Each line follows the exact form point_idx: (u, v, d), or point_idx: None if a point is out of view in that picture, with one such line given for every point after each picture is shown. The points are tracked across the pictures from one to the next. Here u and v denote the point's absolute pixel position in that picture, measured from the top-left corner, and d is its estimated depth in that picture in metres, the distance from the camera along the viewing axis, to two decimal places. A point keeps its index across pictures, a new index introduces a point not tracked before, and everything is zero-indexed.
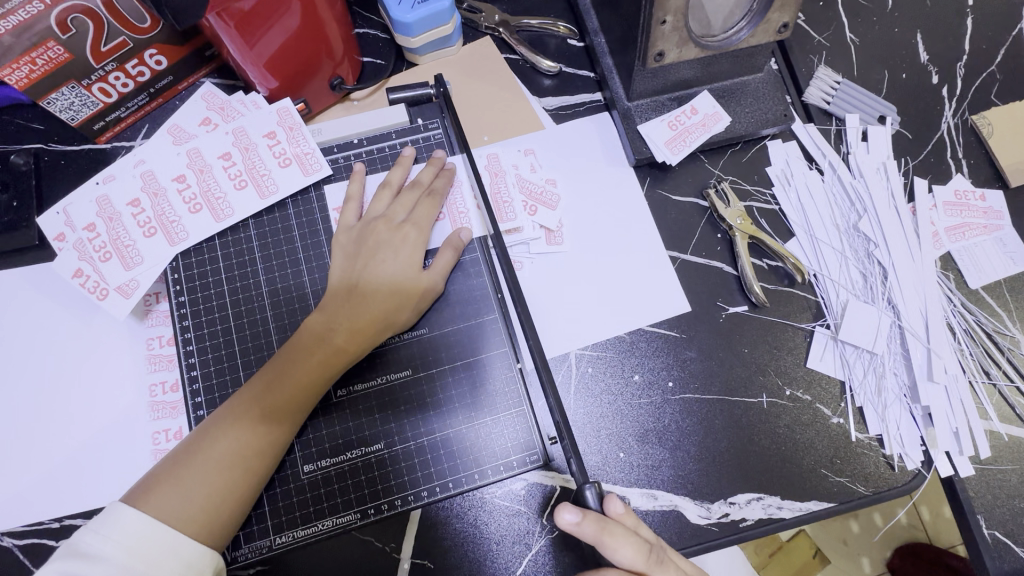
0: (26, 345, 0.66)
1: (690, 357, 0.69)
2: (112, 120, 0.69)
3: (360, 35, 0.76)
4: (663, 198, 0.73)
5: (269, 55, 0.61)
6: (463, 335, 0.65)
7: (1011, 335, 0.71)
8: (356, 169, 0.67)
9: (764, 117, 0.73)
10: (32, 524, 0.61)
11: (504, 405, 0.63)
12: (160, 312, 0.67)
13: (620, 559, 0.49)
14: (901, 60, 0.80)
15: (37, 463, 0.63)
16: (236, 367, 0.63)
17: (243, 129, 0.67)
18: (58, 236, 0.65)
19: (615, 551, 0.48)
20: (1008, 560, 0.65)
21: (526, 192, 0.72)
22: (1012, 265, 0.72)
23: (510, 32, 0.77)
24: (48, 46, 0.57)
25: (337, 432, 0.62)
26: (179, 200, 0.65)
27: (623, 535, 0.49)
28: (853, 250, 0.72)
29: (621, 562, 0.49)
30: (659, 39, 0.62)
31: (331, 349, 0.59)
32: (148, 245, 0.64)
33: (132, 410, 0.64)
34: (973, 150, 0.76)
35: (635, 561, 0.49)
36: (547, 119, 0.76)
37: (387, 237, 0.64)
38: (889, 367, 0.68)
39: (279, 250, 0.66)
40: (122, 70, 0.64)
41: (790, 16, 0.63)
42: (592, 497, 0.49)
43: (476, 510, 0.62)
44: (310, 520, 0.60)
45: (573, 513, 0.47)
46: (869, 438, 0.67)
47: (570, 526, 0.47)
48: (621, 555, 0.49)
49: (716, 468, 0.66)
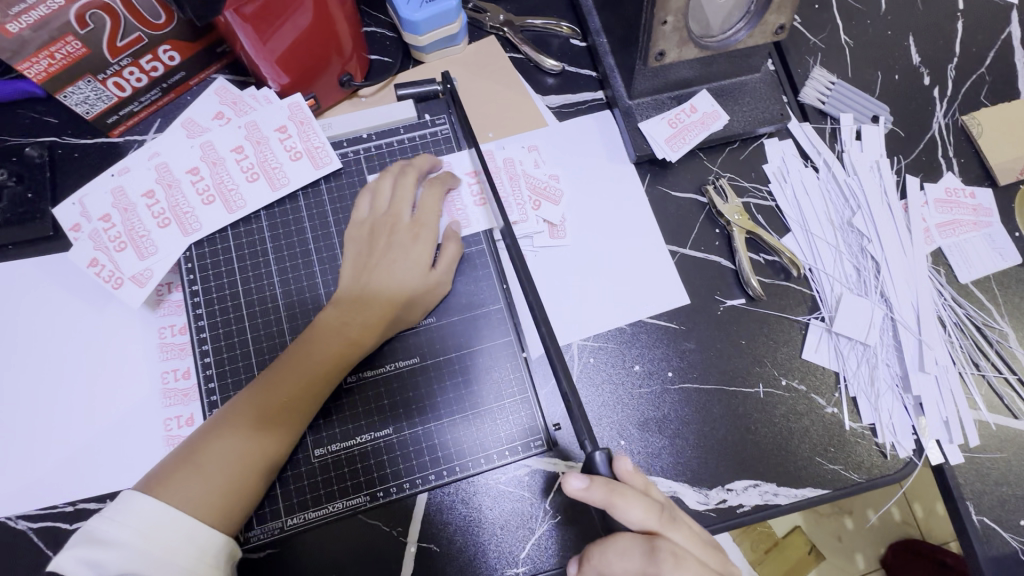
0: (41, 333, 0.67)
1: (689, 348, 0.71)
2: (125, 114, 0.71)
3: (369, 34, 0.78)
4: (663, 194, 0.76)
5: (281, 51, 0.63)
6: (469, 325, 0.67)
7: (1000, 328, 0.73)
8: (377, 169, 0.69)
9: (761, 116, 0.75)
10: (47, 508, 0.62)
11: (509, 392, 0.65)
12: (172, 302, 0.68)
13: (631, 518, 0.50)
14: (894, 61, 0.82)
15: (52, 448, 0.64)
16: (249, 355, 0.64)
17: (256, 123, 0.68)
18: (73, 226, 0.66)
19: (627, 510, 0.50)
20: (997, 546, 0.67)
21: (530, 187, 0.74)
22: (1001, 260, 0.74)
23: (514, 32, 0.79)
24: (67, 41, 0.58)
25: (347, 417, 0.64)
26: (193, 192, 0.67)
27: (634, 495, 0.50)
28: (846, 245, 0.74)
29: (632, 522, 0.51)
30: (660, 38, 0.64)
31: (345, 340, 0.61)
32: (163, 236, 0.66)
33: (144, 398, 0.66)
34: (963, 150, 0.79)
35: (646, 518, 0.51)
36: (550, 116, 0.78)
37: (398, 235, 0.66)
38: (882, 359, 0.70)
39: (290, 242, 0.68)
40: (137, 65, 0.66)
41: (786, 18, 0.65)
42: (601, 460, 0.50)
43: (481, 495, 0.64)
44: (320, 502, 0.62)
45: (580, 480, 0.50)
46: (863, 427, 0.69)
47: (577, 491, 0.49)
48: (632, 514, 0.50)
49: (715, 455, 0.68)
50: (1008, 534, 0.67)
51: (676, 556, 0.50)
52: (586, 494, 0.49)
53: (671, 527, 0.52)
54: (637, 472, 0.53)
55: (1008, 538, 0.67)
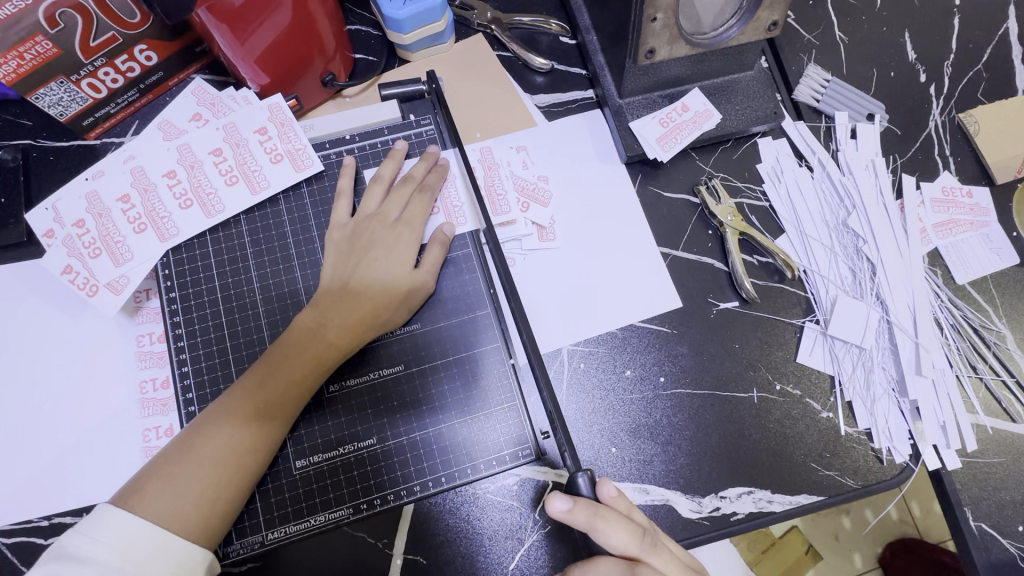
0: (16, 342, 0.66)
1: (682, 353, 0.69)
2: (101, 116, 0.69)
3: (353, 32, 0.76)
4: (655, 195, 0.74)
5: (260, 51, 0.61)
6: (456, 331, 0.65)
7: (997, 330, 0.72)
8: (347, 162, 0.67)
9: (754, 115, 0.74)
10: (21, 523, 0.60)
11: (497, 399, 0.64)
12: (150, 309, 0.67)
13: (611, 542, 0.49)
14: (889, 59, 0.80)
15: (27, 460, 0.62)
16: (228, 363, 0.63)
17: (235, 125, 0.66)
18: (46, 232, 0.64)
19: (607, 536, 0.48)
20: (995, 552, 0.66)
21: (519, 188, 0.72)
22: (998, 260, 0.73)
23: (502, 30, 0.77)
24: (36, 41, 0.56)
25: (329, 427, 0.62)
26: (170, 196, 0.65)
27: (615, 520, 0.49)
28: (841, 246, 0.72)
29: (613, 547, 0.50)
30: (650, 36, 0.63)
31: (323, 345, 0.60)
32: (139, 241, 0.64)
33: (121, 408, 0.64)
34: (960, 148, 0.77)
35: (627, 545, 0.50)
36: (539, 116, 0.76)
37: (380, 235, 0.64)
38: (878, 362, 0.69)
39: (270, 246, 0.66)
40: (112, 65, 0.64)
41: (779, 14, 0.63)
42: (584, 484, 0.50)
43: (469, 505, 0.63)
44: (302, 515, 0.60)
45: (564, 501, 0.48)
46: (858, 432, 0.68)
47: (561, 514, 0.47)
48: (614, 539, 0.49)
49: (708, 462, 0.66)
50: (1007, 540, 0.66)
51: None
52: (569, 517, 0.48)
53: (652, 552, 0.51)
54: (621, 498, 0.51)
55: (1007, 545, 0.66)
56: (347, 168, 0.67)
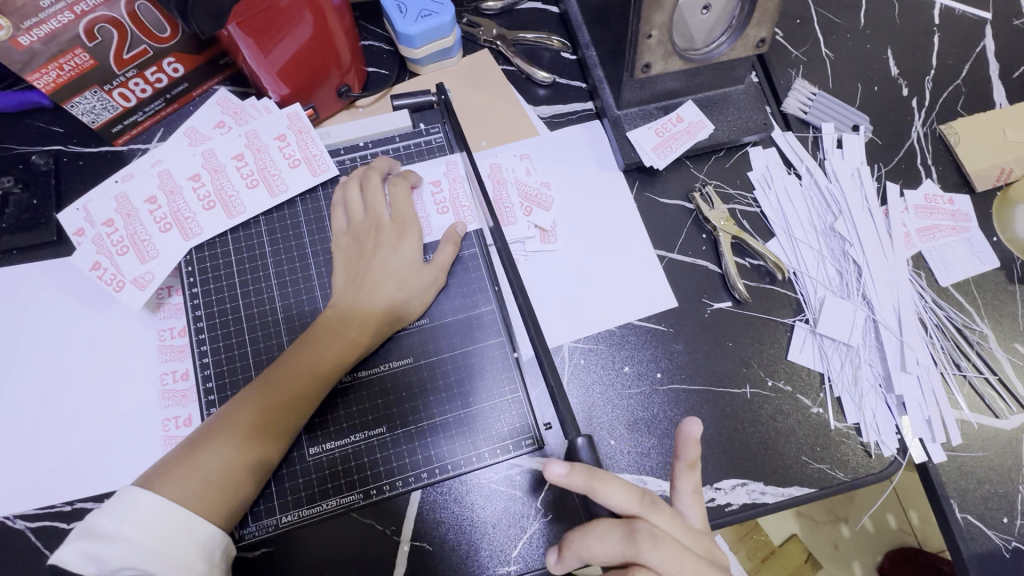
0: (43, 335, 0.69)
1: (677, 349, 0.72)
2: (129, 124, 0.73)
3: (366, 47, 0.81)
4: (650, 201, 0.78)
5: (282, 64, 0.65)
6: (460, 326, 0.68)
7: (980, 330, 0.75)
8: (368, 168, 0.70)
9: (745, 125, 0.78)
10: (45, 507, 0.63)
11: (500, 391, 0.67)
12: (172, 305, 0.70)
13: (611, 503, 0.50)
14: (873, 73, 0.85)
15: (53, 448, 0.65)
16: (246, 355, 0.66)
17: (256, 132, 0.70)
18: (77, 231, 0.68)
19: (606, 496, 0.49)
20: (980, 543, 0.68)
21: (522, 194, 0.77)
22: (979, 263, 0.76)
23: (506, 45, 0.82)
24: (75, 53, 0.61)
25: (341, 416, 0.65)
26: (194, 198, 0.69)
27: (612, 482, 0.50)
28: (829, 249, 0.76)
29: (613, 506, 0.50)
30: (645, 51, 0.67)
31: (341, 339, 0.63)
32: (164, 240, 0.68)
33: (143, 398, 0.67)
34: (941, 158, 0.81)
35: (626, 504, 0.50)
36: (541, 126, 0.80)
37: (385, 235, 0.68)
38: (865, 359, 0.72)
39: (288, 244, 0.70)
40: (142, 77, 0.68)
41: (766, 31, 0.68)
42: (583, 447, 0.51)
43: (472, 494, 0.65)
44: (315, 500, 0.63)
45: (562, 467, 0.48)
46: (847, 427, 0.71)
47: (560, 478, 0.48)
48: (613, 499, 0.50)
49: (703, 454, 0.69)
50: (992, 532, 0.68)
51: (655, 537, 0.49)
52: (567, 481, 0.48)
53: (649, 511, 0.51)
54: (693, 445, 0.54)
55: (992, 536, 0.68)
56: (349, 178, 0.69)
